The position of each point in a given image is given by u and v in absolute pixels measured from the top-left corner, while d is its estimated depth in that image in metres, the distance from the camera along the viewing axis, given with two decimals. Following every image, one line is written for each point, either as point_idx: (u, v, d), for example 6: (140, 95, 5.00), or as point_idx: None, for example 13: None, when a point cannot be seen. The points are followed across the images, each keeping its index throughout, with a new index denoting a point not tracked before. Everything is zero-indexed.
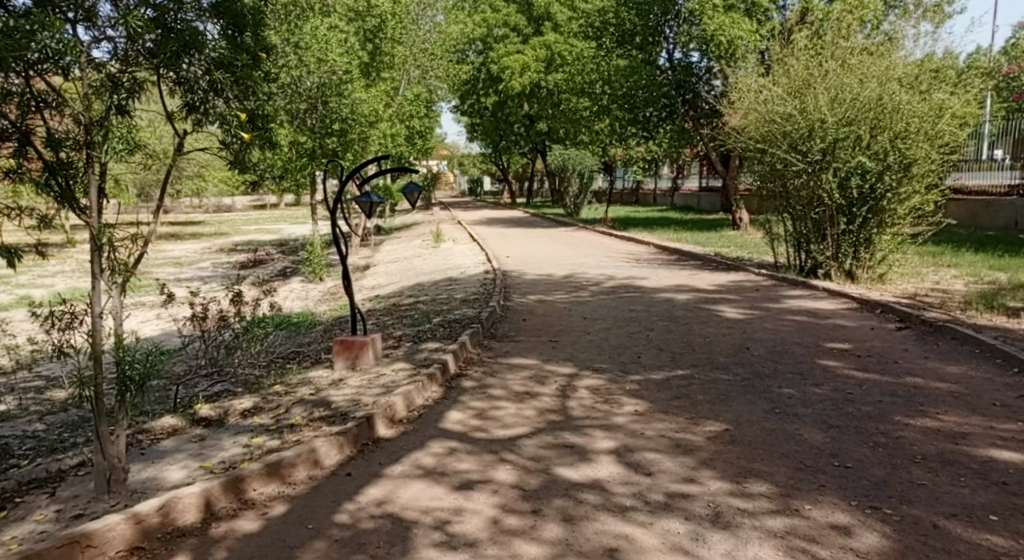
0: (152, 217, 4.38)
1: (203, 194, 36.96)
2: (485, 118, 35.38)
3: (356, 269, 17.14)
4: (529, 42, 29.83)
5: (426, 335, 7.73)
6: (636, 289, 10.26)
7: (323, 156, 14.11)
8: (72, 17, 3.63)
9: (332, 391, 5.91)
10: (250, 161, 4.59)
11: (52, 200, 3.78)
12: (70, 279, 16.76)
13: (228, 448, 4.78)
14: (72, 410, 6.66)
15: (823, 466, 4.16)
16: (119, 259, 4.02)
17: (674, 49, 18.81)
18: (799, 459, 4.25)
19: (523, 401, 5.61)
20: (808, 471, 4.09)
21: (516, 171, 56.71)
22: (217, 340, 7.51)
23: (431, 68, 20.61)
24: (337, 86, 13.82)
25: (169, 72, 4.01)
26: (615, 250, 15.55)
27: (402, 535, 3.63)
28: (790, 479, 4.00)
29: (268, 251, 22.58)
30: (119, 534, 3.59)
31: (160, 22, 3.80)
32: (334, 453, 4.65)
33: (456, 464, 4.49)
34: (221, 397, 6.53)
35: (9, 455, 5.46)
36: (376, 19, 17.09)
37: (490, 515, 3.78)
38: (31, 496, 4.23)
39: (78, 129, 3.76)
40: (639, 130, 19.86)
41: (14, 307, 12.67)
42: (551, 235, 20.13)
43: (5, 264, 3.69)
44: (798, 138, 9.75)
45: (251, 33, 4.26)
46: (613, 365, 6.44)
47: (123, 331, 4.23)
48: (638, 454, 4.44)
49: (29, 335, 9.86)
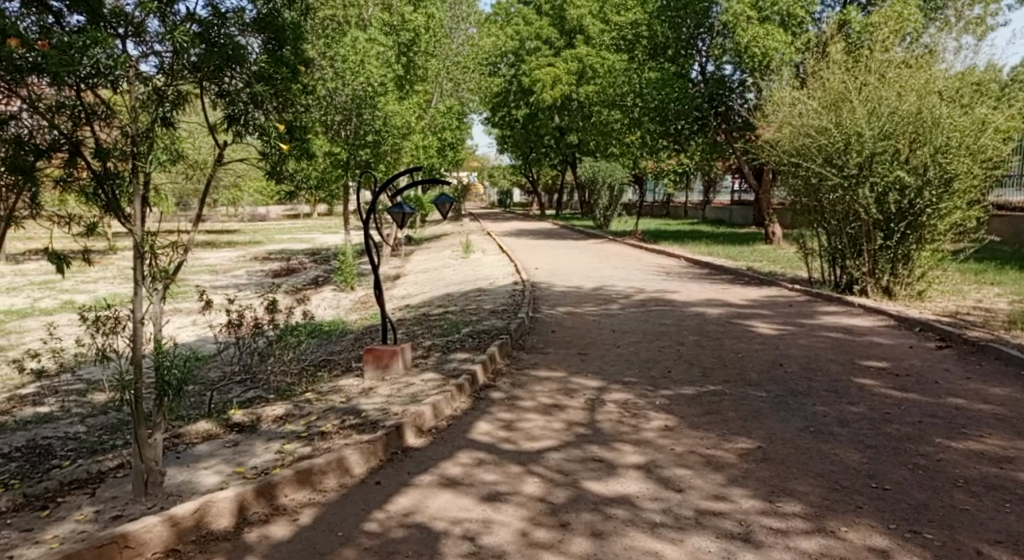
0: (193, 224, 4.55)
1: (238, 204, 37.51)
2: (516, 129, 35.61)
3: (387, 278, 17.33)
4: (560, 54, 29.91)
5: (455, 345, 7.79)
6: (666, 303, 10.19)
7: (357, 167, 14.30)
8: (121, 33, 3.73)
9: (362, 400, 5.98)
10: (286, 171, 4.71)
11: (98, 207, 3.90)
12: (112, 285, 17.16)
13: (260, 454, 4.86)
14: (111, 413, 6.80)
15: (859, 487, 4.09)
16: (159, 266, 4.14)
17: (707, 62, 18.75)
18: (834, 479, 4.19)
19: (551, 414, 5.61)
20: (844, 492, 4.03)
21: (547, 184, 56.95)
22: (251, 347, 7.61)
23: (463, 81, 20.81)
24: (371, 99, 13.96)
25: (212, 86, 4.14)
26: (645, 263, 15.54)
27: (432, 545, 3.65)
28: (824, 500, 3.94)
29: (300, 260, 22.90)
30: (156, 536, 3.66)
31: (204, 36, 3.92)
32: (363, 462, 4.69)
33: (482, 475, 4.51)
34: (254, 403, 6.63)
35: (52, 456, 5.61)
36: (410, 33, 17.17)
37: (519, 527, 3.79)
38: (72, 497, 4.34)
39: (125, 141, 3.86)
40: (670, 143, 19.93)
41: (59, 310, 13.05)
42: (580, 247, 20.17)
43: (54, 270, 3.79)
44: (834, 152, 9.64)
45: (291, 46, 4.37)
46: (644, 379, 6.40)
47: (162, 337, 4.33)
48: (668, 470, 4.41)
49: (73, 339, 10.13)
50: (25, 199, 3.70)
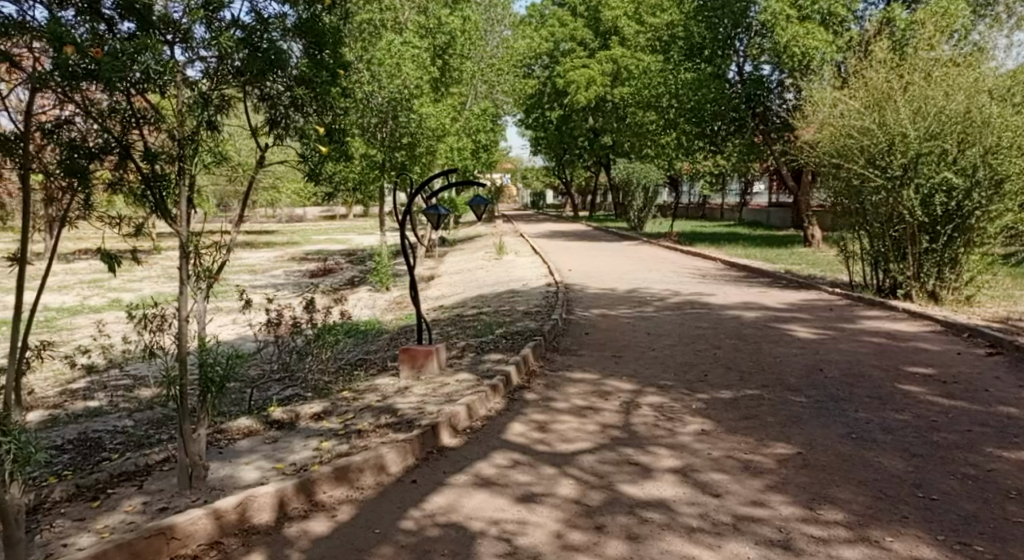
0: (237, 224, 4.69)
1: (276, 205, 38.12)
2: (550, 131, 35.67)
3: (422, 279, 17.48)
4: (595, 56, 29.80)
5: (489, 345, 7.84)
6: (702, 306, 10.11)
7: (393, 168, 14.47)
8: (170, 39, 3.84)
9: (398, 399, 6.06)
10: (324, 174, 4.82)
11: (146, 208, 3.99)
12: (156, 284, 17.59)
13: (299, 451, 4.95)
14: (157, 408, 6.99)
15: (905, 497, 4.03)
16: (202, 265, 4.27)
17: (745, 62, 18.52)
18: (878, 488, 4.13)
19: (585, 416, 5.62)
20: (890, 501, 3.97)
21: (581, 186, 56.88)
22: (290, 345, 7.75)
23: (498, 83, 20.90)
24: (407, 101, 14.08)
25: (254, 90, 4.25)
26: (680, 265, 15.45)
27: (468, 545, 3.69)
28: (868, 508, 3.89)
29: (336, 261, 23.20)
30: (201, 528, 3.76)
31: (248, 42, 3.98)
32: (399, 461, 4.75)
33: (517, 476, 4.54)
34: (293, 401, 6.76)
35: (101, 449, 5.79)
36: (446, 36, 17.47)
37: (555, 529, 3.81)
38: (121, 488, 4.48)
39: (173, 144, 3.97)
40: (706, 144, 19.81)
41: (107, 308, 13.45)
42: (614, 249, 20.14)
43: (106, 269, 3.93)
44: (877, 154, 9.47)
45: (331, 50, 4.47)
46: (679, 383, 6.37)
47: (206, 335, 4.46)
48: (704, 475, 4.39)
49: (120, 337, 10.43)
50: (79, 201, 3.79)
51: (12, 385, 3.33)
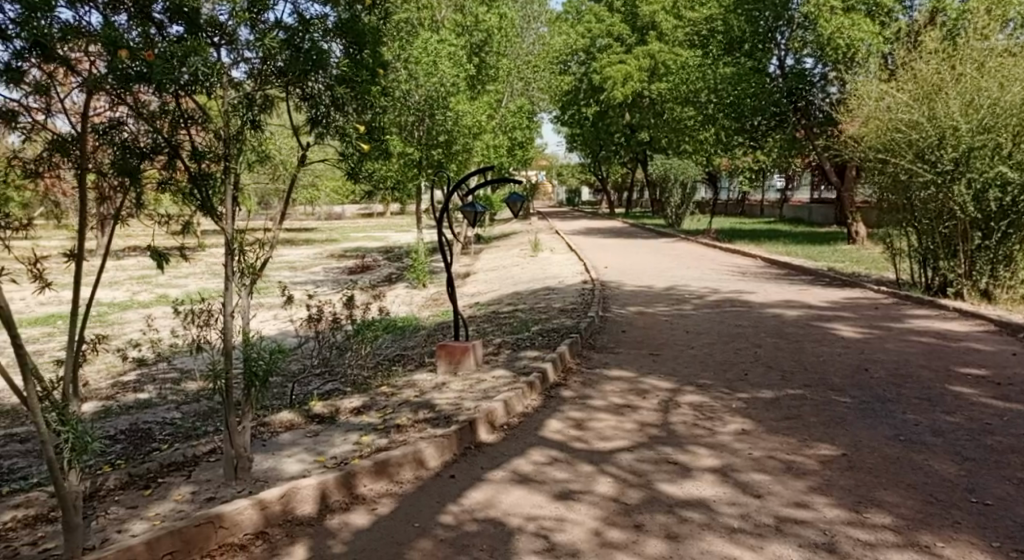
0: (278, 222, 4.80)
1: (315, 203, 38.64)
2: (586, 127, 35.50)
3: (459, 276, 17.56)
4: (632, 51, 29.58)
5: (525, 342, 7.86)
6: (741, 304, 10.00)
7: (430, 166, 14.57)
8: (217, 42, 3.92)
9: (436, 394, 6.12)
10: (363, 173, 4.88)
11: (192, 206, 4.09)
12: (200, 280, 17.99)
13: (339, 445, 5.04)
14: (203, 401, 7.16)
15: (958, 502, 3.94)
16: (246, 261, 4.38)
17: (786, 55, 18.19)
18: (929, 492, 4.05)
19: (623, 414, 5.60)
20: (941, 505, 3.89)
21: (617, 182, 56.51)
22: (331, 341, 7.88)
23: (534, 80, 20.86)
24: (444, 99, 14.18)
25: (296, 90, 4.30)
26: (719, 262, 15.26)
27: (506, 540, 3.71)
28: (918, 513, 3.82)
29: (374, 258, 23.46)
30: (247, 517, 3.85)
31: (290, 42, 4.07)
32: (437, 455, 4.80)
33: (554, 473, 4.56)
34: (333, 395, 6.87)
35: (151, 440, 5.95)
36: (482, 34, 17.50)
37: (593, 526, 3.82)
38: (171, 478, 4.62)
39: (218, 144, 4.07)
40: (746, 140, 19.59)
41: (155, 303, 13.79)
42: (651, 246, 19.98)
43: (155, 267, 4.02)
44: (927, 148, 9.26)
45: (370, 50, 4.52)
46: (719, 382, 6.31)
47: (249, 329, 4.56)
48: (745, 475, 4.35)
49: (167, 331, 10.69)
50: (129, 200, 3.88)
51: (70, 377, 3.44)
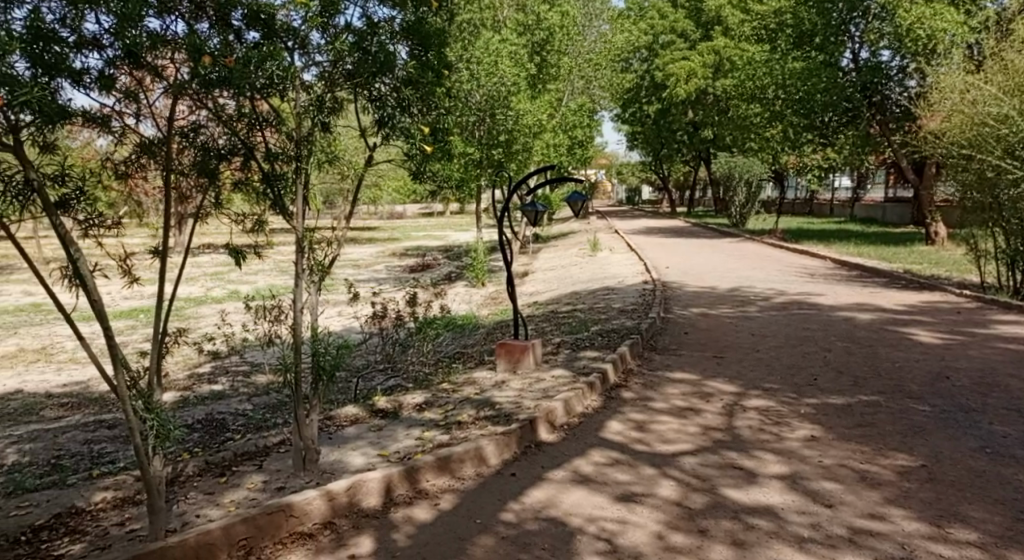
0: (345, 220, 4.95)
1: (377, 203, 39.33)
2: (647, 125, 35.15)
3: (519, 275, 17.63)
4: (696, 48, 29.14)
5: (585, 342, 7.84)
6: (809, 306, 9.74)
7: (490, 165, 14.65)
8: (291, 46, 4.03)
9: (496, 392, 6.16)
10: (428, 173, 4.95)
11: (266, 205, 4.22)
12: (269, 277, 18.55)
13: (402, 440, 5.13)
14: (273, 393, 7.38)
15: None
16: (316, 258, 4.51)
17: (860, 48, 17.61)
18: (1017, 508, 3.87)
19: (686, 417, 5.53)
20: None
21: (679, 180, 55.78)
22: (393, 337, 8.01)
23: (595, 78, 20.78)
24: (505, 98, 14.25)
25: (364, 92, 4.39)
26: (787, 263, 14.89)
27: (568, 540, 3.72)
28: (1004, 530, 3.65)
29: (435, 256, 23.76)
30: (316, 508, 3.96)
31: (360, 46, 4.19)
32: (498, 454, 4.84)
33: (615, 474, 4.53)
34: (395, 391, 6.99)
35: (224, 430, 6.17)
36: (544, 32, 17.53)
37: (656, 530, 3.78)
38: (243, 467, 4.78)
39: (290, 145, 4.19)
40: (816, 137, 19.15)
41: (227, 299, 14.27)
42: (715, 247, 19.65)
43: (233, 263, 4.17)
44: (1016, 143, 8.89)
45: (436, 51, 4.57)
46: (787, 386, 6.17)
47: (318, 325, 4.67)
48: (815, 483, 4.25)
49: (238, 326, 11.06)
50: (208, 198, 4.02)
51: (156, 368, 3.60)
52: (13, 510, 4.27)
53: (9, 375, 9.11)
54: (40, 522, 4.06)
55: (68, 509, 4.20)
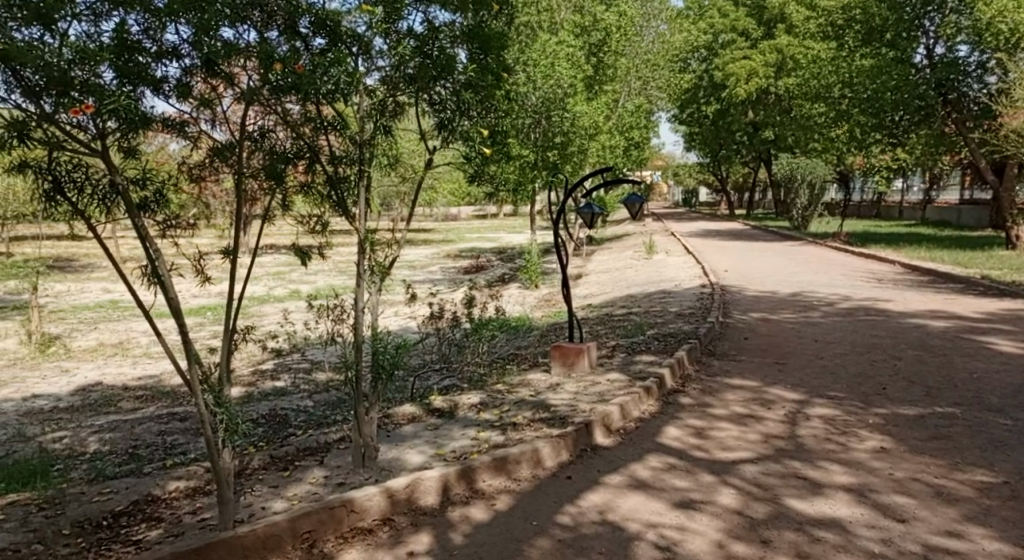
0: (405, 220, 5.03)
1: (433, 205, 39.69)
2: (705, 126, 34.63)
3: (574, 277, 17.56)
4: (758, 46, 28.54)
5: (641, 346, 7.76)
6: (877, 312, 9.43)
7: (545, 167, 14.58)
8: (354, 51, 4.10)
9: (551, 395, 6.14)
10: (486, 174, 4.98)
11: (328, 207, 4.31)
12: (328, 277, 18.92)
13: (458, 439, 5.16)
14: (333, 391, 7.53)
15: None
16: (377, 260, 4.59)
17: (934, 44, 16.98)
18: None
19: (746, 425, 5.42)
20: None
21: (738, 181, 54.73)
22: (449, 337, 8.07)
23: (653, 78, 20.56)
24: (561, 101, 14.21)
25: (425, 96, 4.44)
26: (853, 268, 14.44)
27: (625, 545, 3.68)
28: None
29: (489, 258, 23.83)
30: (376, 504, 4.01)
31: (421, 50, 4.24)
32: (554, 456, 4.83)
33: (673, 481, 4.47)
34: (451, 391, 7.05)
35: (287, 425, 6.32)
36: (601, 33, 17.48)
37: (716, 538, 3.72)
38: (306, 462, 4.89)
39: (353, 148, 4.26)
40: (885, 137, 18.54)
41: (287, 298, 14.63)
42: (777, 250, 19.21)
43: (298, 263, 4.27)
44: None
45: (495, 54, 4.59)
46: (853, 395, 5.99)
47: (377, 324, 4.75)
48: (884, 496, 4.11)
49: (298, 325, 11.31)
50: (275, 200, 4.10)
51: (226, 363, 3.70)
52: (94, 496, 4.39)
53: (87, 368, 9.53)
54: (120, 508, 4.20)
55: (145, 497, 4.35)
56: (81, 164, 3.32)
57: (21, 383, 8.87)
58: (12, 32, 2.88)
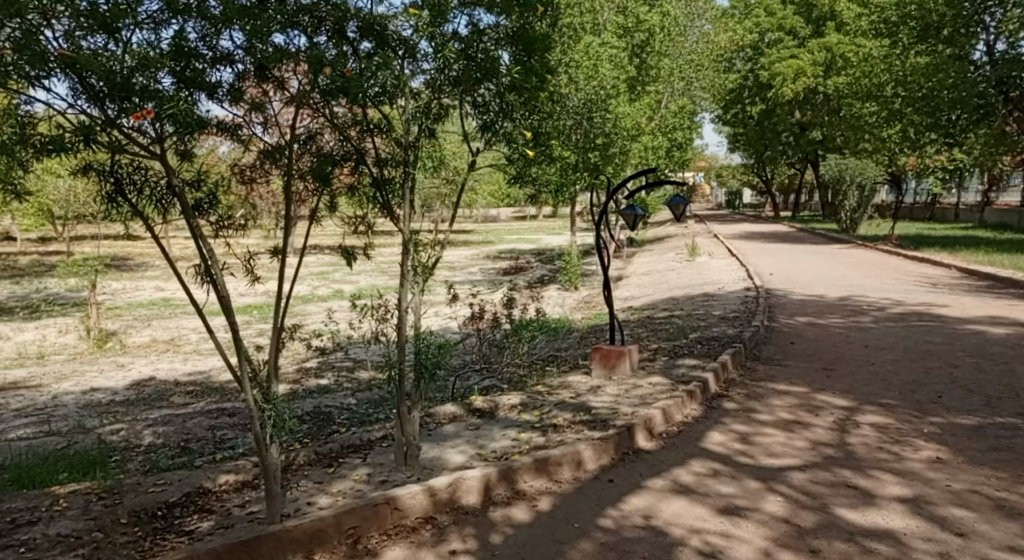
0: (447, 222, 5.05)
1: (473, 206, 39.86)
2: (749, 127, 34.16)
3: (615, 279, 17.45)
4: (805, 45, 28.03)
5: (684, 350, 7.66)
6: (931, 318, 9.16)
7: (586, 169, 14.50)
8: (400, 55, 4.12)
9: (592, 397, 6.10)
10: (529, 174, 4.97)
11: (374, 209, 4.35)
12: (370, 277, 19.14)
13: (499, 440, 5.16)
14: (376, 389, 7.61)
15: None
16: (421, 260, 4.61)
17: (995, 40, 16.51)
18: None
19: (794, 431, 5.31)
20: None
21: (783, 183, 53.79)
22: (490, 338, 8.08)
23: (697, 79, 20.36)
24: (603, 102, 14.15)
25: (469, 99, 4.45)
26: (905, 272, 14.07)
27: (670, 550, 3.63)
28: None
29: (529, 259, 23.83)
30: (418, 502, 4.03)
31: (466, 53, 4.24)
32: (596, 458, 4.80)
33: (717, 486, 4.40)
34: (492, 391, 7.06)
35: (331, 423, 6.41)
36: (644, 34, 17.57)
37: (763, 546, 3.64)
38: (349, 459, 4.94)
39: (399, 151, 4.29)
40: (941, 136, 17.98)
41: (331, 297, 14.84)
42: (824, 252, 18.82)
43: (344, 263, 4.30)
44: None
45: (538, 56, 4.57)
46: (906, 403, 5.82)
47: (420, 325, 4.77)
48: (940, 508, 3.98)
49: (341, 324, 11.46)
50: (323, 201, 4.13)
51: (275, 360, 3.75)
52: (148, 487, 4.47)
53: (139, 364, 9.80)
54: (173, 499, 4.29)
55: (197, 489, 4.44)
56: (141, 166, 3.41)
57: (79, 377, 9.17)
58: (79, 40, 2.98)
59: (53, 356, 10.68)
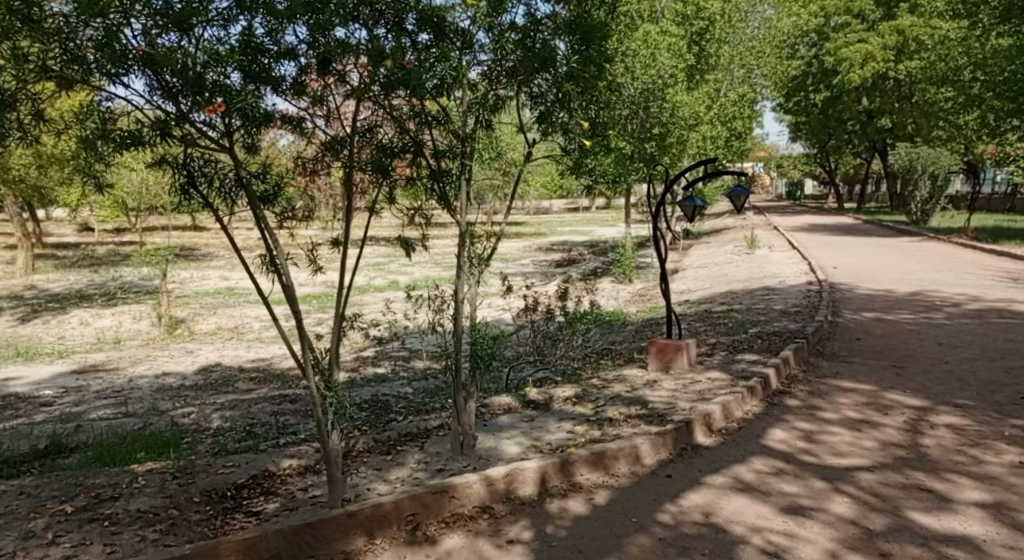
0: (502, 213, 5.02)
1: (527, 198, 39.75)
2: (812, 116, 33.15)
3: (672, 271, 17.18)
4: (875, 29, 27.02)
5: (743, 345, 7.48)
6: (1011, 314, 8.73)
7: (642, 159, 14.28)
8: (457, 47, 4.12)
9: (649, 391, 6.01)
10: (585, 164, 4.91)
11: (432, 199, 4.34)
12: (426, 268, 19.29)
13: (554, 432, 5.12)
14: (432, 379, 7.66)
15: None
16: (476, 251, 4.60)
17: None
18: None
19: (861, 430, 5.13)
20: None
21: (848, 174, 52.10)
22: (544, 329, 8.05)
23: (759, 66, 19.84)
24: (660, 91, 13.92)
25: (525, 89, 4.41)
26: (980, 266, 13.46)
27: (732, 548, 3.54)
28: None
29: (583, 251, 23.63)
30: (476, 491, 4.03)
31: (523, 42, 4.19)
32: (653, 453, 4.72)
33: (780, 484, 4.28)
34: (546, 383, 7.02)
35: (388, 411, 6.47)
36: (703, 22, 17.27)
37: (829, 547, 3.52)
38: (407, 447, 4.97)
39: (456, 141, 4.29)
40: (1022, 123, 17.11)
41: (387, 288, 15.00)
42: (891, 245, 18.15)
43: (403, 254, 4.27)
44: None
45: (597, 44, 4.47)
46: (984, 404, 5.56)
47: (477, 316, 4.76)
48: (1022, 515, 3.78)
49: (397, 315, 11.57)
50: (381, 193, 4.13)
51: (336, 349, 3.78)
52: (218, 468, 4.59)
53: (205, 350, 10.08)
54: (242, 480, 4.40)
55: (263, 472, 4.54)
56: (211, 159, 3.49)
57: (150, 362, 9.49)
58: (155, 38, 3.03)
59: (126, 341, 11.09)
